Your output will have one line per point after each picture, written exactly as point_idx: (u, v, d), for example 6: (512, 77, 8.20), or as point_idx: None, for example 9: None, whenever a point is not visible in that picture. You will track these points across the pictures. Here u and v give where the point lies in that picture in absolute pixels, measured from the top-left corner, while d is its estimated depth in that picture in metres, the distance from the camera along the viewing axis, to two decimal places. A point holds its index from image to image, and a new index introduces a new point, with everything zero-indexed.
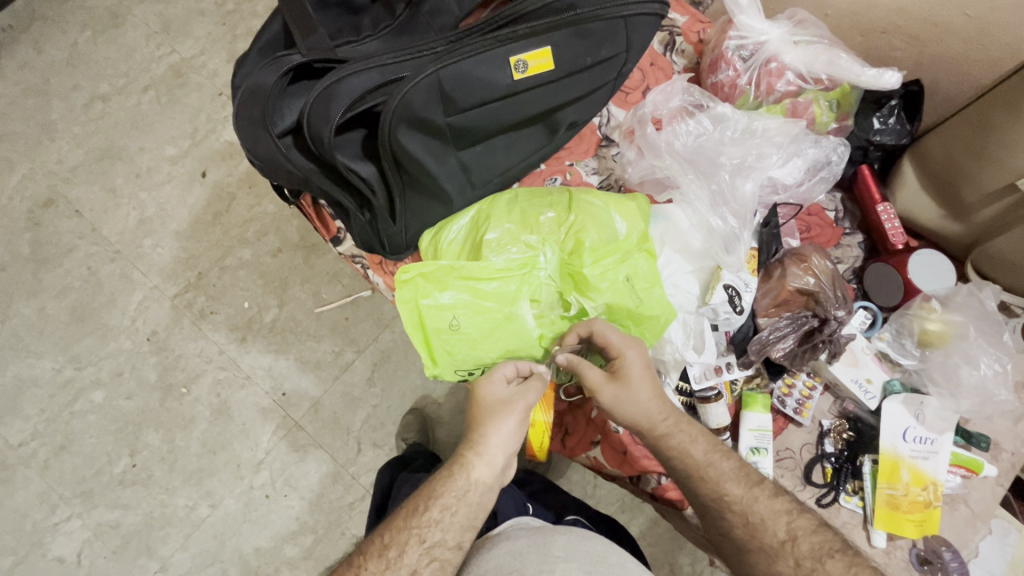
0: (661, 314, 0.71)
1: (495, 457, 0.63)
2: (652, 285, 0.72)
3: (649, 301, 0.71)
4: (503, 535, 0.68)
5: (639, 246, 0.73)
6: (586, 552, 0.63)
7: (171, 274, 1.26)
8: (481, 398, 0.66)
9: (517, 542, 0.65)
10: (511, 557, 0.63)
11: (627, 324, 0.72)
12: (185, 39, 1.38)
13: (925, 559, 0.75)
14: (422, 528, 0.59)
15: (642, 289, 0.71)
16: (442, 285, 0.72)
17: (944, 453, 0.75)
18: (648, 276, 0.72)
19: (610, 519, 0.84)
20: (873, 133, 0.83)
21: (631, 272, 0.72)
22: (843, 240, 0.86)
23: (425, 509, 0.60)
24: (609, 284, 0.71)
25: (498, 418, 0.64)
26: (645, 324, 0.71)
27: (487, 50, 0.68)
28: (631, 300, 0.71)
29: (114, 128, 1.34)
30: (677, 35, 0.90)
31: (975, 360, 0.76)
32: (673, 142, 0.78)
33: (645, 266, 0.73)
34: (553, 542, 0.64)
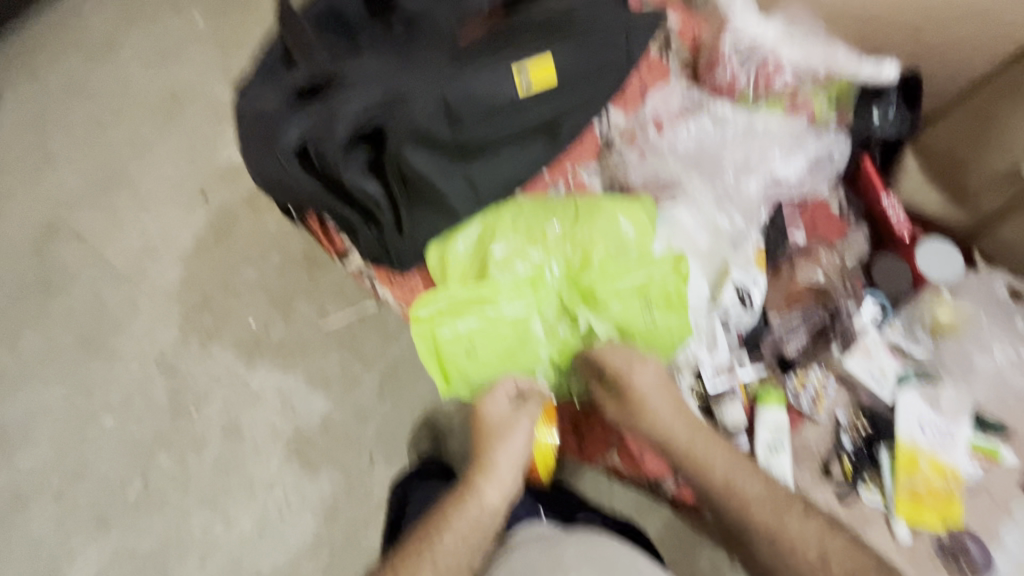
0: (671, 331, 0.72)
1: (503, 478, 0.65)
2: (669, 307, 0.72)
3: (664, 322, 0.72)
4: (517, 544, 0.68)
5: (663, 265, 0.73)
6: (598, 558, 0.62)
7: (176, 296, 1.26)
8: (491, 420, 0.69)
9: (530, 552, 0.65)
10: (523, 566, 0.63)
11: (640, 341, 0.73)
12: (181, 63, 1.40)
13: (948, 551, 0.75)
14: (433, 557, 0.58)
15: (658, 311, 0.72)
16: (458, 314, 0.71)
17: (962, 442, 0.76)
18: (667, 299, 0.72)
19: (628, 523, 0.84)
20: (874, 125, 0.81)
21: (644, 292, 0.72)
22: (848, 233, 0.85)
23: (438, 537, 0.59)
24: (621, 303, 0.72)
25: (507, 440, 0.67)
26: (659, 349, 0.73)
27: (490, 65, 0.71)
28: (642, 321, 0.72)
29: (114, 153, 1.35)
30: (672, 36, 0.90)
31: (989, 347, 0.78)
32: (676, 145, 0.80)
33: (671, 289, 0.72)
34: (565, 551, 0.63)
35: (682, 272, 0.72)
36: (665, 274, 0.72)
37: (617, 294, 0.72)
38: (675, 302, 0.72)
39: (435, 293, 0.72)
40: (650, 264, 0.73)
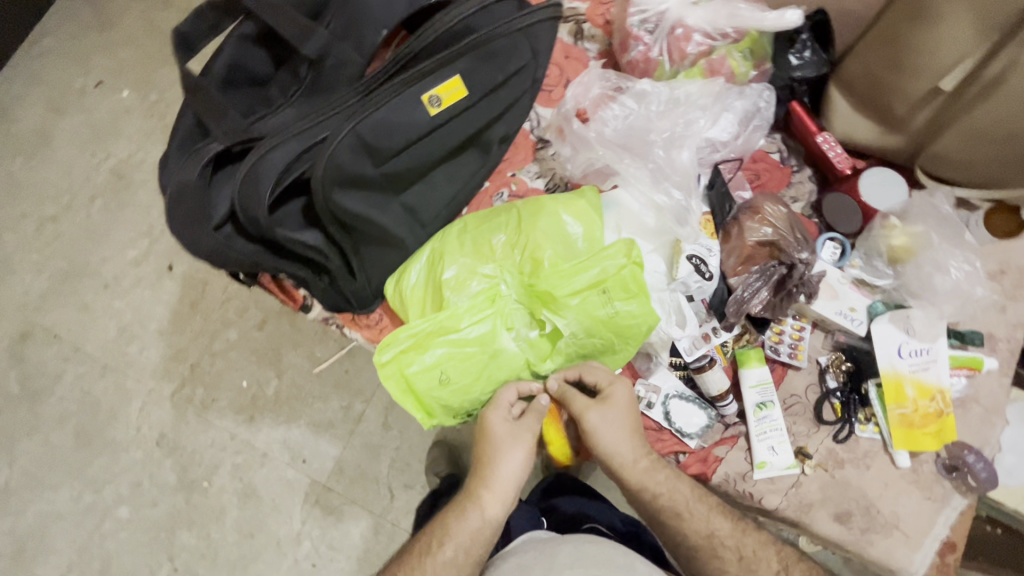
0: (638, 318, 0.71)
1: (502, 490, 0.63)
2: (629, 294, 0.71)
3: (628, 310, 0.71)
4: (512, 550, 0.71)
5: (623, 256, 0.72)
6: (590, 555, 0.66)
7: (164, 373, 1.25)
8: (492, 432, 0.66)
9: (524, 556, 0.68)
10: (517, 566, 0.67)
11: (609, 335, 0.72)
12: (118, 140, 1.39)
13: (951, 467, 0.77)
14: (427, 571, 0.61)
15: (620, 302, 0.71)
16: (423, 348, 0.72)
17: (942, 359, 0.76)
18: (627, 287, 0.71)
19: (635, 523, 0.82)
20: (793, 70, 0.82)
21: (600, 285, 0.71)
22: (793, 179, 0.86)
23: (432, 553, 0.62)
24: (580, 299, 0.71)
25: (506, 459, 0.64)
26: (629, 335, 0.72)
27: (396, 95, 0.68)
28: (605, 311, 0.71)
29: (71, 245, 1.33)
30: (583, 22, 0.90)
31: (945, 266, 0.77)
32: (603, 130, 0.80)
33: (628, 277, 0.71)
34: (559, 550, 0.67)
35: (636, 258, 0.71)
36: (619, 262, 0.71)
37: (574, 292, 0.71)
38: (634, 289, 0.71)
39: (397, 331, 0.73)
40: (602, 255, 0.72)
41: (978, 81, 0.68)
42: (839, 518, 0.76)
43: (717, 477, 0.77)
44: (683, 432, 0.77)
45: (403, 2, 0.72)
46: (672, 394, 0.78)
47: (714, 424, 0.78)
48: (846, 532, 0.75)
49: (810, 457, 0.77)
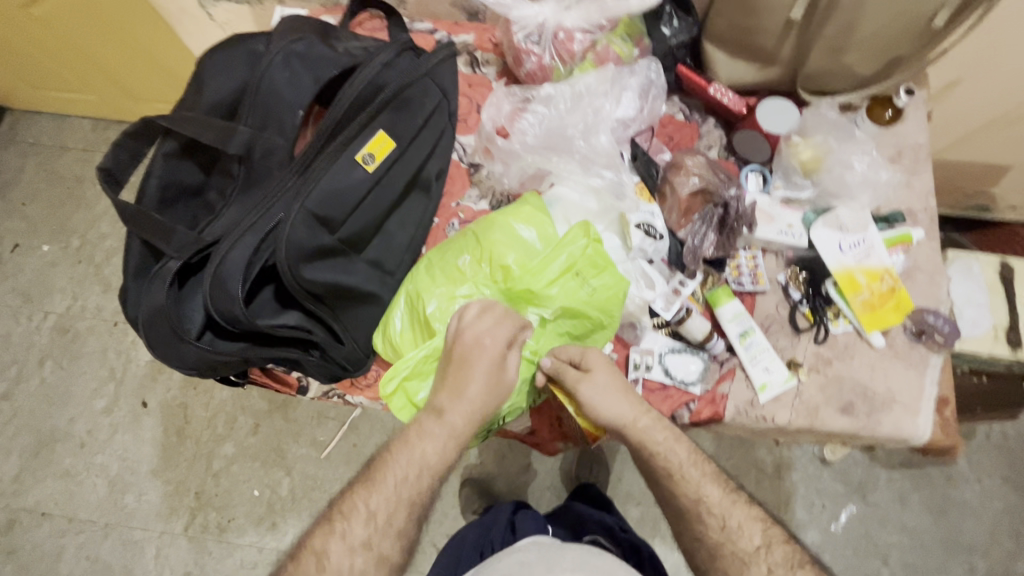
0: (612, 288, 0.76)
1: (466, 401, 0.70)
2: (599, 270, 0.76)
3: (601, 285, 0.76)
4: (517, 549, 0.81)
5: (584, 235, 0.77)
6: (593, 564, 0.74)
7: (170, 512, 1.34)
8: (460, 348, 0.71)
9: (527, 555, 0.78)
10: (519, 563, 0.76)
11: (593, 314, 0.77)
12: (52, 297, 1.50)
13: (919, 332, 0.85)
14: (386, 474, 0.67)
15: (593, 278, 0.76)
16: (423, 374, 0.76)
17: (878, 244, 0.85)
18: (594, 263, 0.76)
19: (632, 538, 0.96)
20: (669, 39, 0.92)
21: (571, 269, 0.76)
22: (702, 130, 0.94)
23: (392, 456, 0.68)
24: (559, 288, 0.76)
25: (474, 364, 0.70)
26: (609, 309, 0.77)
27: (334, 162, 0.73)
28: (582, 292, 0.76)
29: (32, 415, 1.42)
30: (475, 51, 0.97)
31: (849, 162, 0.87)
32: (525, 139, 0.86)
33: (593, 253, 0.76)
34: (564, 557, 0.75)
35: (594, 235, 0.77)
36: (580, 244, 0.76)
37: (551, 282, 0.76)
38: (602, 263, 0.76)
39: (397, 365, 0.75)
40: (564, 244, 0.77)
41: (820, 6, 0.78)
42: (844, 410, 0.82)
43: (729, 413, 0.83)
44: (685, 381, 0.83)
45: (309, 80, 0.77)
46: (665, 350, 0.84)
47: (710, 364, 0.84)
48: (854, 421, 0.82)
49: (802, 365, 0.84)
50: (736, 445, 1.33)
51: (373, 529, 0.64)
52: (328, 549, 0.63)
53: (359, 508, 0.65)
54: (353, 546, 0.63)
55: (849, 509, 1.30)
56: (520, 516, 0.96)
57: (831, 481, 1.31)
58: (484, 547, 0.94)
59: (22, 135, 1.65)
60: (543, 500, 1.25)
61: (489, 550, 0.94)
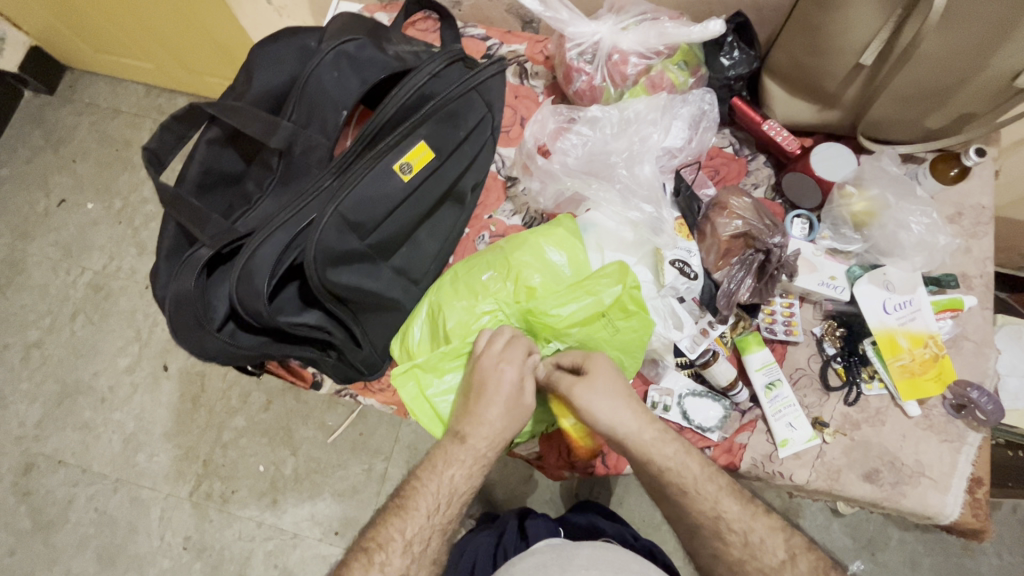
0: (637, 334, 0.74)
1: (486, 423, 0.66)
2: (628, 314, 0.74)
3: (627, 328, 0.74)
4: (530, 551, 0.79)
5: (620, 278, 0.74)
6: (608, 561, 0.72)
7: (178, 475, 1.37)
8: (478, 373, 0.68)
9: (542, 556, 0.76)
10: (534, 564, 0.75)
11: (616, 354, 0.75)
12: (90, 254, 1.55)
13: (959, 405, 0.80)
14: (416, 498, 0.64)
15: (621, 323, 0.74)
16: (441, 369, 0.74)
17: (926, 308, 0.80)
18: (624, 307, 0.74)
19: (646, 544, 0.92)
20: (727, 70, 0.88)
21: (599, 312, 0.74)
22: (750, 167, 0.91)
23: (420, 481, 0.64)
24: (581, 327, 0.74)
25: (495, 391, 0.67)
26: (632, 350, 0.75)
27: (371, 170, 0.72)
28: (606, 333, 0.74)
29: (59, 365, 1.47)
30: (525, 62, 0.95)
31: (906, 222, 0.82)
32: (566, 160, 0.84)
33: (625, 295, 0.73)
34: (577, 555, 0.75)
35: (627, 276, 0.74)
36: (612, 282, 0.74)
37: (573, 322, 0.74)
38: (632, 308, 0.74)
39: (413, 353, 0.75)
40: (595, 281, 0.74)
41: (893, 52, 0.73)
42: (868, 477, 0.78)
43: (745, 463, 0.80)
44: (703, 427, 0.80)
45: (356, 81, 0.76)
46: (685, 393, 0.81)
47: (731, 413, 0.81)
48: (877, 490, 0.78)
49: (828, 426, 0.80)
50: None
51: (408, 560, 0.61)
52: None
53: (393, 537, 0.61)
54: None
55: (856, 565, 1.25)
56: (532, 522, 0.91)
57: (841, 534, 1.26)
58: (497, 555, 0.92)
59: (79, 94, 1.70)
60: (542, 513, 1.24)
61: (501, 556, 0.91)
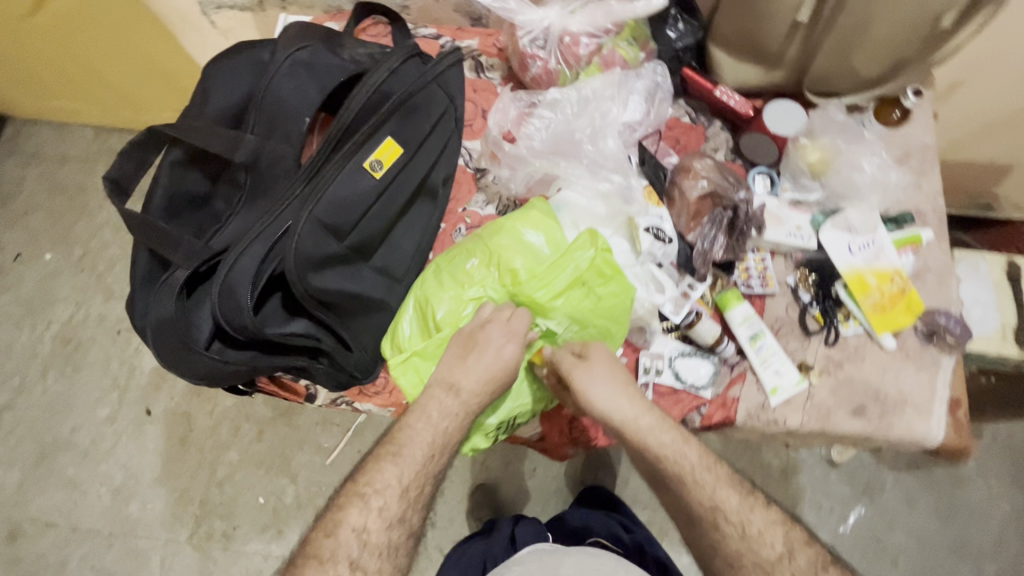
0: (620, 298, 0.76)
1: (477, 375, 0.69)
2: (606, 278, 0.76)
3: (608, 294, 0.76)
4: (515, 561, 0.82)
5: (594, 245, 0.76)
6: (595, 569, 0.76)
7: (174, 520, 1.33)
8: (483, 333, 0.72)
9: (529, 565, 0.79)
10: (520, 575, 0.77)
11: (602, 322, 0.77)
12: (54, 307, 1.50)
13: (930, 333, 0.84)
14: (410, 444, 0.67)
15: (601, 289, 0.76)
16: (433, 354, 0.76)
17: (887, 245, 0.84)
18: (602, 272, 0.76)
19: (637, 536, 0.96)
20: (674, 42, 0.92)
21: (579, 279, 0.76)
22: (708, 133, 0.94)
23: (409, 426, 0.68)
24: (565, 299, 0.75)
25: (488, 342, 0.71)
26: (617, 316, 0.77)
27: (341, 170, 0.73)
28: (590, 302, 0.76)
29: (35, 425, 1.41)
30: (479, 56, 0.97)
31: (859, 164, 0.87)
32: (531, 144, 0.86)
33: (600, 261, 0.76)
34: (564, 563, 0.78)
35: (602, 244, 0.76)
36: (587, 251, 0.76)
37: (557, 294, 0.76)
38: (609, 271, 0.76)
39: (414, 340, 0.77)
40: (572, 252, 0.76)
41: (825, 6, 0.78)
42: (856, 413, 0.82)
43: (740, 417, 0.83)
44: (695, 385, 0.83)
45: (316, 88, 0.76)
46: (674, 355, 0.84)
47: (720, 368, 0.84)
48: (866, 424, 0.81)
49: (813, 367, 0.84)
50: (742, 448, 1.33)
51: (405, 502, 0.64)
52: (355, 522, 0.62)
53: (389, 481, 0.65)
54: (388, 520, 0.63)
55: (857, 512, 1.29)
56: (522, 528, 0.93)
57: (839, 483, 1.30)
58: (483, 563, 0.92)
59: (23, 145, 1.64)
60: (550, 502, 1.26)
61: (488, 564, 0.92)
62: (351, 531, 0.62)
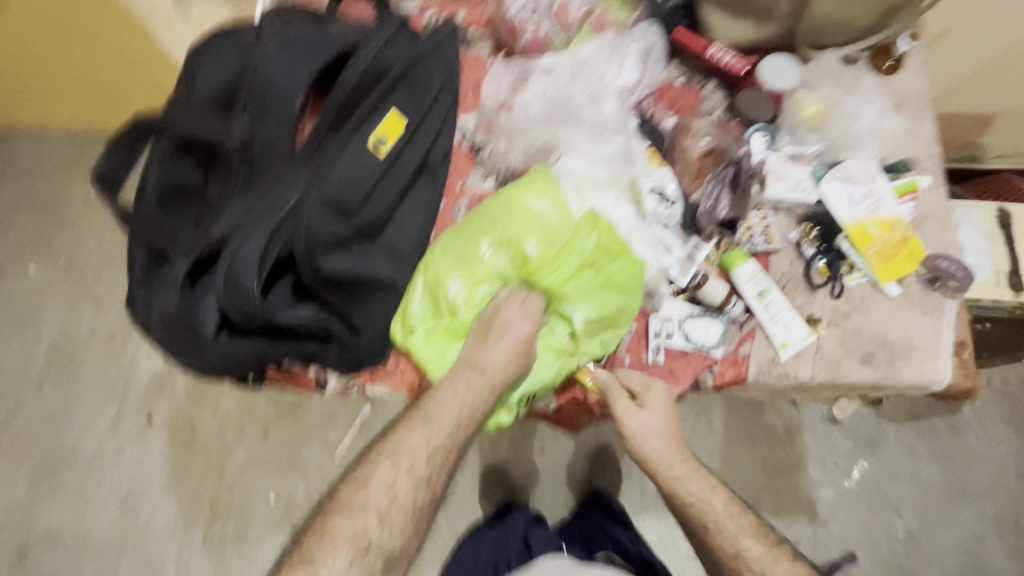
0: (628, 270, 0.78)
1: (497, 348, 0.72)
2: (612, 257, 0.78)
3: (614, 264, 0.78)
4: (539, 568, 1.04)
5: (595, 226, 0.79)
6: None
7: (186, 524, 1.32)
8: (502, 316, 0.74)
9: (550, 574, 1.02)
10: None
11: (615, 297, 0.77)
12: (43, 319, 1.46)
13: (933, 279, 0.85)
14: (440, 410, 0.70)
15: (607, 265, 0.78)
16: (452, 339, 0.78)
17: (887, 194, 0.85)
18: (607, 250, 0.78)
19: (641, 550, 1.15)
20: (664, 1, 0.92)
21: (586, 261, 0.77)
22: (703, 93, 0.91)
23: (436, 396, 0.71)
24: (575, 283, 0.77)
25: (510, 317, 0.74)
26: (625, 284, 0.78)
27: (345, 146, 0.72)
28: (599, 279, 0.77)
29: (34, 439, 1.39)
30: (467, 28, 0.95)
31: (857, 112, 0.89)
32: (529, 113, 0.87)
33: (604, 241, 0.78)
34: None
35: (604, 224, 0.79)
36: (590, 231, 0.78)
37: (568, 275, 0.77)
38: (614, 250, 0.78)
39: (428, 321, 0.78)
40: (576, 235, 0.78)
41: None
42: (865, 361, 0.83)
43: (752, 374, 0.83)
44: (707, 345, 0.83)
45: (310, 65, 0.74)
46: (684, 316, 0.83)
47: (730, 328, 0.84)
48: (875, 371, 0.82)
49: (821, 320, 0.84)
50: (747, 412, 1.34)
51: (432, 465, 0.69)
52: (385, 480, 0.68)
53: (417, 444, 0.69)
54: (416, 480, 0.68)
55: (862, 466, 1.32)
56: (535, 534, 1.13)
57: (843, 439, 1.33)
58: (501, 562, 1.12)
59: None
60: (562, 478, 1.28)
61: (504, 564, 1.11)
62: (381, 488, 0.68)
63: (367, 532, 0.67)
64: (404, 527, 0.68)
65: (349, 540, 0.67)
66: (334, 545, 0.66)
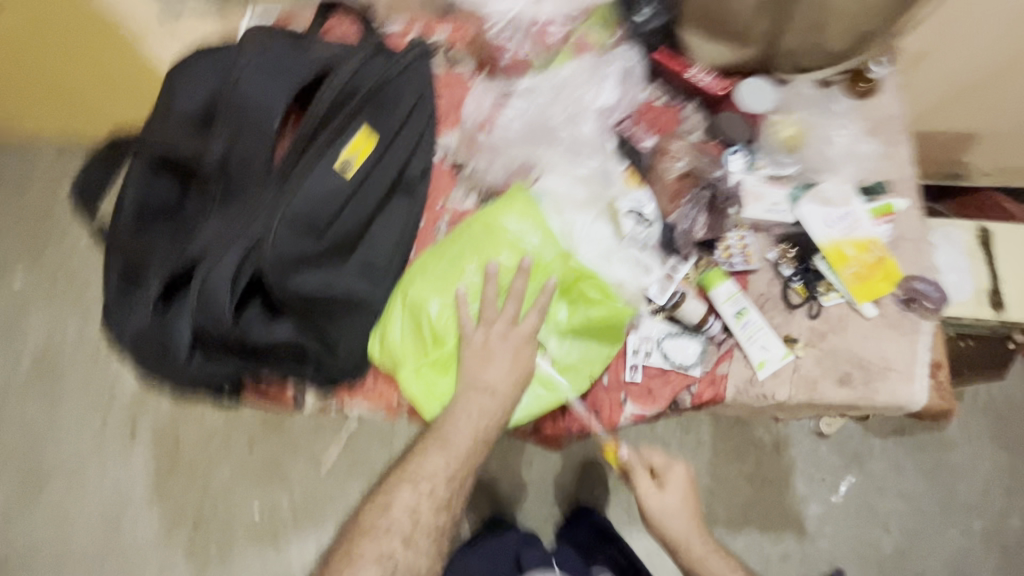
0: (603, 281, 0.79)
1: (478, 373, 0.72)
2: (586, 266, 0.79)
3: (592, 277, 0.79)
4: None
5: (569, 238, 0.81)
6: None
7: (170, 538, 1.31)
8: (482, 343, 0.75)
9: None
10: None
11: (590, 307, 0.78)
12: (28, 330, 1.45)
13: (909, 300, 0.85)
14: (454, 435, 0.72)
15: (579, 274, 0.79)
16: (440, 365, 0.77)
17: (863, 216, 0.86)
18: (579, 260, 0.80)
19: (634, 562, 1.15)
20: (642, 24, 0.91)
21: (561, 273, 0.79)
22: (683, 114, 0.93)
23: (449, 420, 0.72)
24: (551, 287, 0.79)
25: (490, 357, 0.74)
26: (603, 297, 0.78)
27: (315, 166, 0.73)
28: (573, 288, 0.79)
29: (18, 453, 1.38)
30: (448, 49, 0.96)
31: (829, 136, 0.92)
32: (507, 133, 0.89)
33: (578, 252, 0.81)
34: None
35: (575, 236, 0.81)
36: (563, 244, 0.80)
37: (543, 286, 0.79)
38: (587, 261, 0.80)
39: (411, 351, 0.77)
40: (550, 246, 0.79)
41: None
42: (842, 382, 0.83)
43: (730, 393, 0.84)
44: (684, 365, 0.83)
45: (280, 87, 0.73)
46: (662, 336, 0.84)
47: (708, 348, 0.84)
48: (852, 392, 0.83)
49: (798, 341, 0.85)
50: (734, 426, 1.34)
51: (450, 488, 0.71)
52: (408, 503, 0.71)
53: (435, 468, 0.71)
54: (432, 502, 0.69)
55: (848, 480, 1.32)
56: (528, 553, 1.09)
57: (829, 454, 1.33)
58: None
59: None
60: (549, 493, 1.27)
61: None
62: (405, 509, 0.71)
63: (391, 554, 0.69)
64: (431, 548, 0.71)
65: (377, 559, 0.69)
66: (365, 565, 0.67)
